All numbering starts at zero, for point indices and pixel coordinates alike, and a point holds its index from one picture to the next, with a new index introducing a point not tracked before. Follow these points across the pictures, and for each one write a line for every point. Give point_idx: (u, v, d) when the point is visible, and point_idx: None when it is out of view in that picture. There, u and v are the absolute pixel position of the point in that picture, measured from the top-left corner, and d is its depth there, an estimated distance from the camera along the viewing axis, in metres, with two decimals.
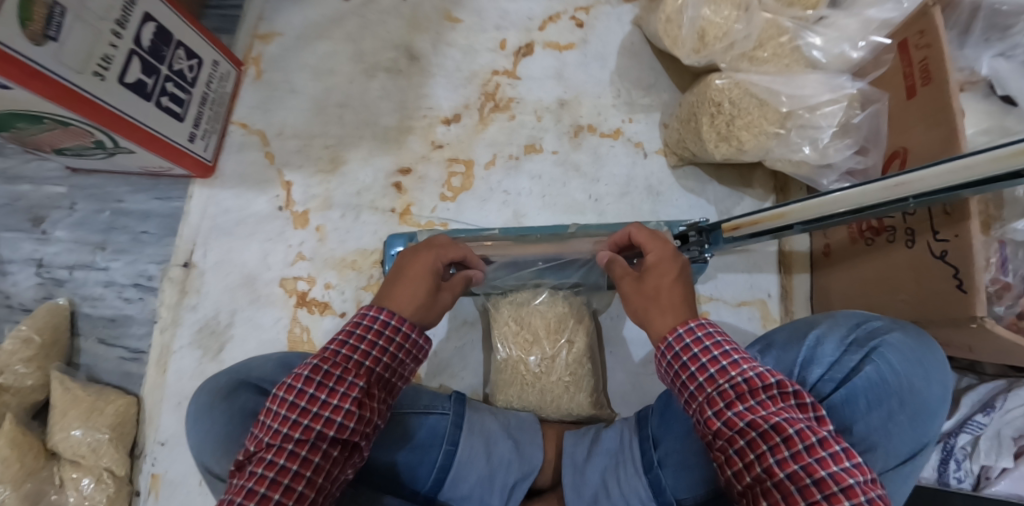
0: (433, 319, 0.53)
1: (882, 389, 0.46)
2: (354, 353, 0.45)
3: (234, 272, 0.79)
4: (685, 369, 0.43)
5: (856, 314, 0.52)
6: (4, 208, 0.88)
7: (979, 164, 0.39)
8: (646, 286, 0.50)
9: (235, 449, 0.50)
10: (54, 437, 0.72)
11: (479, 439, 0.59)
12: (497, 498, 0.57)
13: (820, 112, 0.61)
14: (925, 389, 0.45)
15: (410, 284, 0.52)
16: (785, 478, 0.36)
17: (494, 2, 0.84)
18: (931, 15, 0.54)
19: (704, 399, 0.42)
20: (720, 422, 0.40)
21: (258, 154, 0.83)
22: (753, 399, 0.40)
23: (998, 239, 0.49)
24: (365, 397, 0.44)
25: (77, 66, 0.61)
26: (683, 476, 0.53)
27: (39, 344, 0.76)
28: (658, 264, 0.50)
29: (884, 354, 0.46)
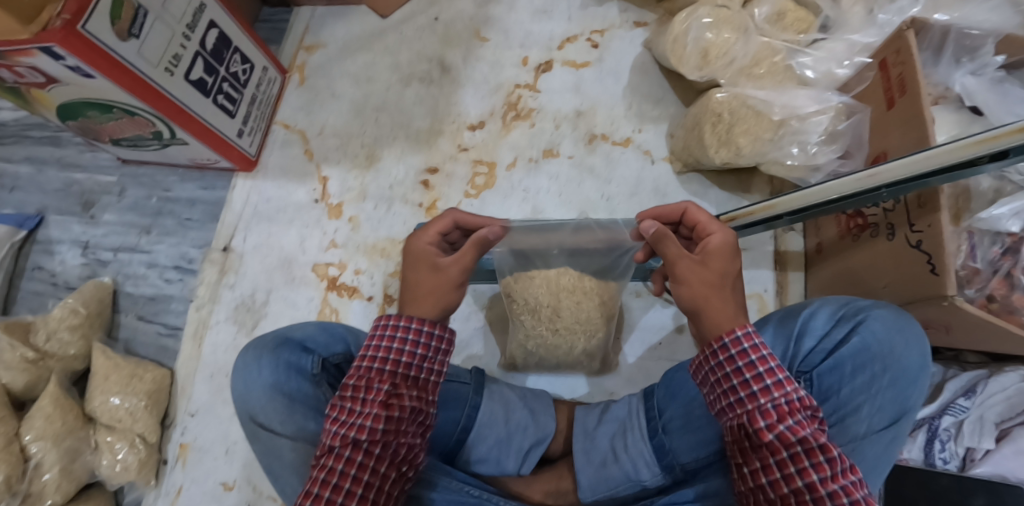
0: (451, 295, 0.54)
1: (866, 355, 0.51)
2: (385, 364, 0.48)
3: (272, 255, 0.86)
4: (737, 373, 0.43)
5: (843, 296, 0.57)
6: (60, 193, 0.96)
7: (939, 154, 0.44)
8: (711, 270, 0.48)
9: (279, 397, 0.57)
10: (94, 401, 0.76)
11: (499, 405, 0.65)
12: (514, 461, 0.62)
13: (809, 121, 0.69)
14: (905, 355, 0.50)
15: (413, 286, 0.54)
16: (824, 495, 0.39)
17: (520, 24, 0.94)
18: (906, 37, 0.62)
19: (754, 409, 0.42)
20: (772, 435, 0.41)
21: (298, 151, 0.91)
22: (799, 418, 0.42)
23: (967, 229, 0.55)
24: (392, 398, 0.46)
25: (152, 60, 0.69)
26: (686, 439, 0.57)
27: (85, 314, 0.81)
28: (724, 249, 0.49)
29: (868, 325, 0.52)
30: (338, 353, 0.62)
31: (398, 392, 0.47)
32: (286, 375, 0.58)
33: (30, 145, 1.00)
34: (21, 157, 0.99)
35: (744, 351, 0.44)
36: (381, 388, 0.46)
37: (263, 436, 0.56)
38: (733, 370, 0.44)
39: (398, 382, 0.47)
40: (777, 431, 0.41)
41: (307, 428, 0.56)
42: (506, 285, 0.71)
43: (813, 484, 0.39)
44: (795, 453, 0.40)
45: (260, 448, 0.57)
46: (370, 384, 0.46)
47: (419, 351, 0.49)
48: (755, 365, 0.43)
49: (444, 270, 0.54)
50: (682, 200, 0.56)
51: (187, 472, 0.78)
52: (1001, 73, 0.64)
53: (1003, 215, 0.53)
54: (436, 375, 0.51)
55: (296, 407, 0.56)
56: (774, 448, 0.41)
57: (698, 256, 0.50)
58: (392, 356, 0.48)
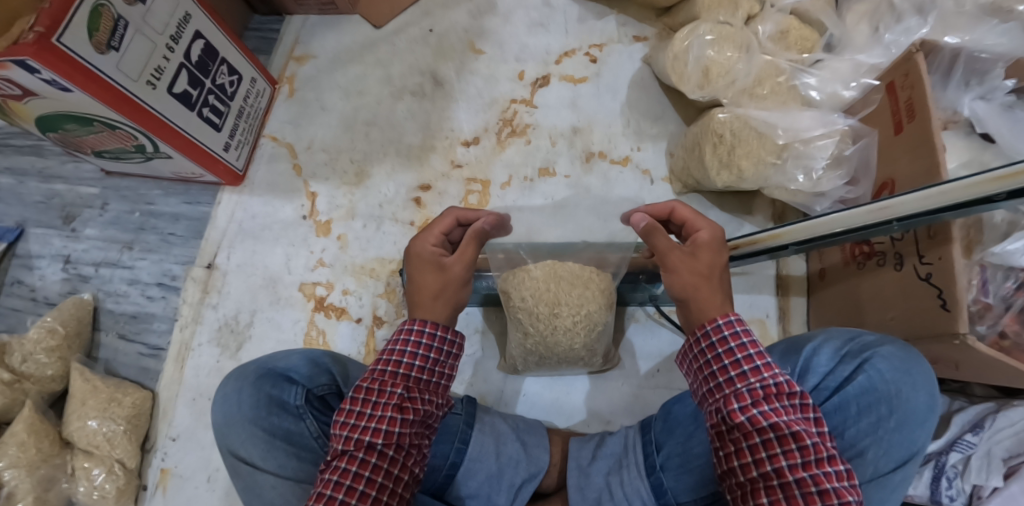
0: (460, 294, 0.54)
1: (872, 395, 0.49)
2: (398, 368, 0.48)
3: (257, 275, 0.83)
4: (717, 359, 0.44)
5: (848, 331, 0.55)
6: (41, 205, 0.94)
7: (953, 190, 0.42)
8: (700, 261, 0.49)
9: (258, 433, 0.55)
10: (70, 426, 0.74)
11: (490, 438, 0.63)
12: (505, 497, 0.61)
13: (814, 145, 0.66)
14: (913, 397, 0.48)
15: (419, 288, 0.54)
16: (792, 482, 0.39)
17: (516, 36, 0.91)
18: (915, 59, 0.59)
19: (731, 393, 0.43)
20: (743, 417, 0.41)
21: (287, 166, 0.88)
22: (777, 402, 0.41)
23: (978, 262, 0.53)
24: (406, 401, 0.47)
25: (133, 74, 0.66)
26: (683, 479, 0.56)
27: (63, 334, 0.79)
28: (711, 243, 0.50)
29: (874, 364, 0.50)
30: (322, 384, 0.60)
31: (412, 395, 0.47)
32: (268, 408, 0.56)
33: (10, 154, 0.98)
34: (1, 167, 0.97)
35: (724, 339, 0.45)
36: (394, 392, 0.46)
37: (245, 471, 0.54)
38: (713, 356, 0.45)
39: (411, 385, 0.48)
40: (749, 415, 0.41)
41: (288, 466, 0.54)
42: (506, 280, 0.67)
43: (780, 468, 0.40)
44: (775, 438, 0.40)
45: (241, 483, 0.55)
46: (383, 388, 0.47)
47: (431, 355, 0.50)
48: (735, 352, 0.43)
49: (450, 269, 0.54)
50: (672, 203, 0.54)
51: (167, 499, 0.75)
52: (1011, 98, 0.61)
53: (1016, 252, 0.50)
54: (446, 378, 0.52)
55: (278, 442, 0.55)
56: (746, 432, 0.41)
57: (687, 248, 0.50)
58: (403, 359, 0.49)
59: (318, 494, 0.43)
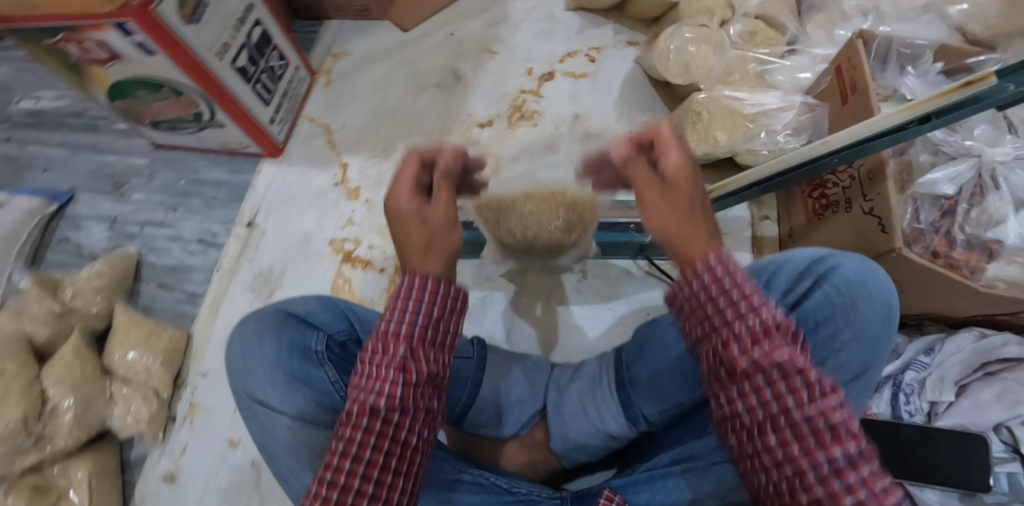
0: (448, 241, 0.46)
1: (829, 307, 0.52)
2: (401, 323, 0.40)
3: (291, 234, 0.92)
4: (710, 289, 0.34)
5: (817, 249, 0.57)
6: (93, 174, 1.04)
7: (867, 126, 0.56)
8: (679, 194, 0.41)
9: (279, 377, 0.59)
10: (112, 355, 0.80)
11: (498, 380, 0.68)
12: (510, 428, 0.68)
13: (776, 117, 0.79)
14: (866, 311, 0.51)
15: (406, 247, 0.46)
16: (815, 450, 0.29)
17: (525, 42, 1.06)
18: (856, 45, 0.73)
19: (729, 331, 0.32)
20: (745, 362, 0.31)
21: (322, 142, 0.99)
22: (773, 335, 0.31)
23: (910, 196, 0.64)
24: (410, 361, 0.39)
25: (206, 45, 0.79)
26: (648, 395, 0.60)
27: (110, 278, 0.87)
28: (683, 171, 0.42)
29: (830, 279, 0.53)
30: (342, 330, 0.64)
31: (416, 355, 0.39)
32: (289, 354, 0.60)
33: (66, 131, 1.09)
34: (57, 142, 1.08)
35: (711, 263, 0.35)
36: (396, 352, 0.39)
37: (263, 413, 0.58)
38: (702, 285, 0.34)
39: (416, 342, 0.40)
40: (748, 349, 0.31)
41: (306, 410, 0.57)
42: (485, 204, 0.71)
43: (772, 407, 0.30)
44: (763, 376, 0.31)
45: (257, 426, 0.59)
46: (386, 347, 0.39)
47: (435, 309, 0.41)
48: (726, 280, 0.33)
49: (431, 218, 0.47)
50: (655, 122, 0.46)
51: (194, 430, 0.81)
52: (941, 78, 0.74)
53: (939, 181, 0.62)
54: (454, 330, 0.43)
55: (296, 384, 0.58)
56: (747, 380, 0.31)
57: (660, 183, 0.42)
58: (405, 308, 0.41)
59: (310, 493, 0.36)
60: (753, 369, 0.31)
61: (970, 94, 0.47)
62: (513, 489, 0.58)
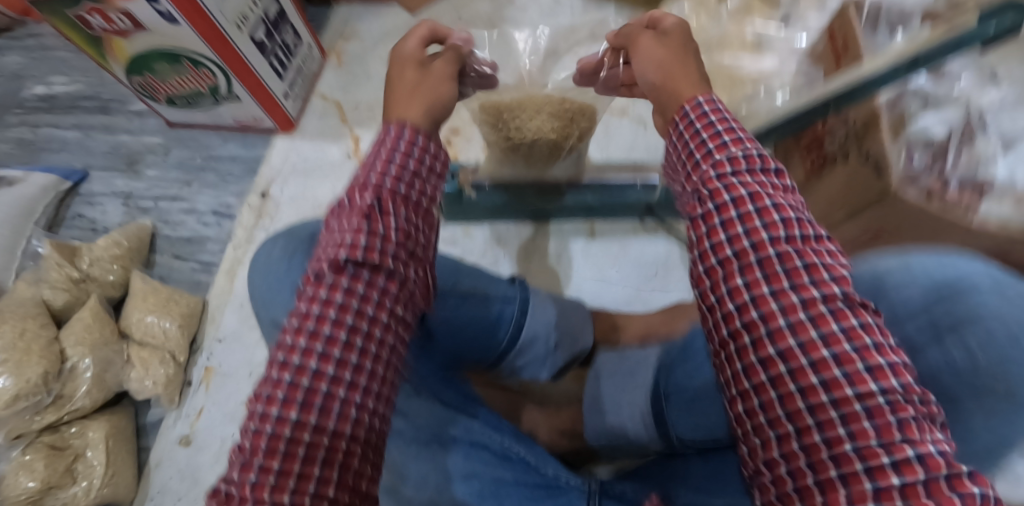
0: (442, 95, 0.49)
1: (954, 375, 0.39)
2: (376, 176, 0.41)
3: (307, 203, 0.94)
4: (695, 139, 0.41)
5: (962, 272, 0.40)
6: (108, 153, 1.05)
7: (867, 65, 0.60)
8: (669, 45, 0.46)
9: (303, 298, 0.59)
10: (130, 319, 0.81)
11: (542, 326, 0.62)
12: (547, 373, 0.66)
13: (773, 80, 0.83)
14: (1023, 389, 0.36)
15: (397, 88, 0.48)
16: (781, 274, 0.35)
17: (531, 20, 1.09)
18: (844, 15, 0.77)
19: (708, 166, 0.39)
20: (721, 186, 0.38)
21: (335, 118, 1.02)
22: (759, 176, 0.38)
23: (904, 142, 0.66)
24: (375, 211, 0.40)
25: (229, 16, 0.82)
26: (685, 407, 0.56)
27: (127, 247, 0.88)
28: (680, 30, 0.47)
29: (964, 340, 0.38)
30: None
31: (383, 208, 0.41)
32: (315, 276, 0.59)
33: (79, 114, 1.11)
34: (70, 124, 1.10)
35: (702, 114, 0.41)
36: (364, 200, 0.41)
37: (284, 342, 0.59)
38: (692, 133, 0.41)
39: (387, 197, 0.41)
40: (729, 189, 0.37)
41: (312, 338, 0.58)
42: (483, 108, 0.68)
43: (742, 245, 0.36)
44: (736, 213, 0.37)
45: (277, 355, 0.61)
46: (355, 196, 0.41)
47: (413, 162, 0.43)
48: (719, 133, 0.40)
49: (429, 70, 0.50)
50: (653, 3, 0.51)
51: (210, 393, 0.81)
52: None
53: (929, 125, 0.66)
54: (429, 200, 0.45)
55: None
56: (723, 209, 0.37)
57: (654, 36, 0.48)
58: (393, 156, 0.42)
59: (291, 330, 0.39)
60: (725, 207, 0.37)
61: (952, 35, 0.55)
62: (540, 470, 0.56)
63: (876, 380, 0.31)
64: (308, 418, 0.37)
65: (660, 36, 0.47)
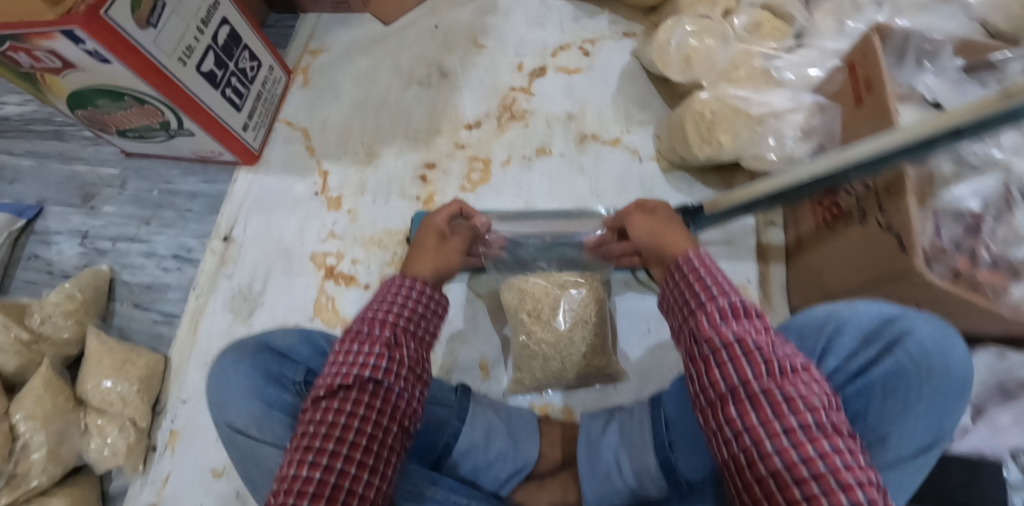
0: (449, 264, 0.65)
1: (901, 378, 0.54)
2: (387, 318, 0.53)
3: (272, 245, 0.87)
4: (699, 282, 0.50)
5: (883, 308, 0.58)
6: (63, 185, 0.98)
7: (898, 136, 0.48)
8: (659, 216, 0.63)
9: (253, 405, 0.61)
10: (85, 385, 0.76)
11: (480, 431, 0.67)
12: (491, 483, 0.64)
13: (785, 120, 0.72)
14: (943, 375, 0.52)
15: (420, 247, 0.64)
16: (766, 403, 0.41)
17: (515, 32, 0.98)
18: (872, 40, 0.66)
19: (701, 313, 0.48)
20: (712, 331, 0.46)
21: (300, 147, 0.93)
22: (742, 322, 0.46)
23: (933, 210, 0.58)
24: (393, 343, 0.51)
25: (167, 50, 0.72)
26: (693, 457, 0.58)
27: (81, 300, 0.82)
28: (665, 208, 0.65)
29: (903, 347, 0.55)
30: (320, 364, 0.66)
31: (399, 341, 0.52)
32: (265, 383, 0.62)
33: (32, 139, 1.03)
34: (23, 151, 1.02)
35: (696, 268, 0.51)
36: (383, 333, 0.51)
37: (242, 441, 0.61)
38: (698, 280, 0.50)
39: (399, 332, 0.53)
40: (719, 331, 0.45)
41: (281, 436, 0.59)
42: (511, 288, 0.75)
43: (732, 381, 0.43)
44: (727, 354, 0.44)
45: (239, 452, 0.62)
46: (372, 330, 0.51)
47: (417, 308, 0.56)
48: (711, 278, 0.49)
49: (448, 241, 0.67)
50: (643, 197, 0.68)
51: (177, 458, 0.78)
52: (961, 75, 0.68)
53: (964, 196, 0.58)
54: (431, 336, 0.57)
55: (273, 413, 0.60)
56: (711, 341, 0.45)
57: (645, 210, 0.65)
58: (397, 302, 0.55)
59: (299, 440, 0.46)
60: (717, 349, 0.44)
61: (1009, 106, 0.40)
62: None
63: (845, 493, 0.36)
64: (338, 496, 0.43)
65: (649, 215, 0.64)
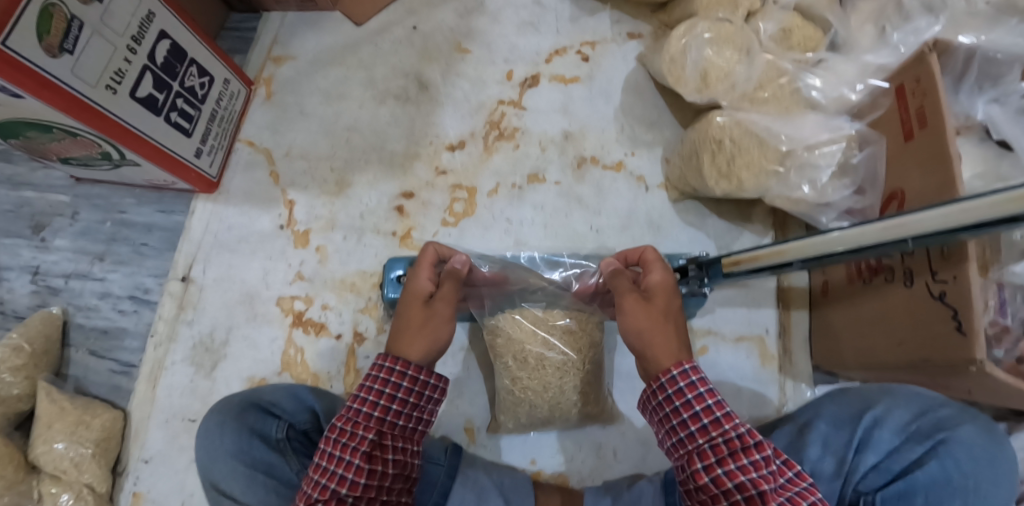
0: (439, 333, 0.54)
1: (946, 485, 0.47)
2: (373, 411, 0.48)
3: (233, 290, 0.79)
4: (676, 413, 0.46)
5: (925, 397, 0.52)
6: (9, 215, 0.88)
7: (971, 208, 0.34)
8: (655, 306, 0.51)
9: (237, 463, 0.56)
10: (36, 449, 0.70)
11: (472, 492, 0.61)
12: None
13: (819, 152, 0.62)
14: (990, 491, 0.46)
15: (403, 323, 0.54)
16: None
17: (504, 36, 0.86)
18: (928, 62, 0.54)
19: (694, 449, 0.44)
20: (709, 477, 0.43)
21: (263, 173, 0.84)
22: (740, 459, 0.42)
23: (997, 281, 0.50)
24: (375, 449, 0.47)
25: (92, 79, 0.61)
26: None
27: (30, 353, 0.75)
28: (663, 287, 0.53)
29: (951, 449, 0.48)
30: (305, 421, 0.61)
31: (382, 443, 0.48)
32: (249, 442, 0.57)
33: None
34: None
35: (680, 391, 0.46)
36: (365, 438, 0.47)
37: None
38: (683, 404, 0.46)
39: (383, 431, 0.49)
40: (715, 474, 0.43)
41: (269, 503, 0.54)
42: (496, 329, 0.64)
43: None
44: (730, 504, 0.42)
45: None
46: (355, 430, 0.47)
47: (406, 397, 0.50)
48: (703, 399, 0.45)
49: (435, 306, 0.55)
50: (645, 248, 0.57)
51: None
52: None
53: None
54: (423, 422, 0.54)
55: (257, 475, 0.55)
56: (712, 486, 0.43)
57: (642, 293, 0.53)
58: (385, 389, 0.49)
59: None
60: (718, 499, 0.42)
61: None
62: None
63: None
64: None
65: (646, 301, 0.52)
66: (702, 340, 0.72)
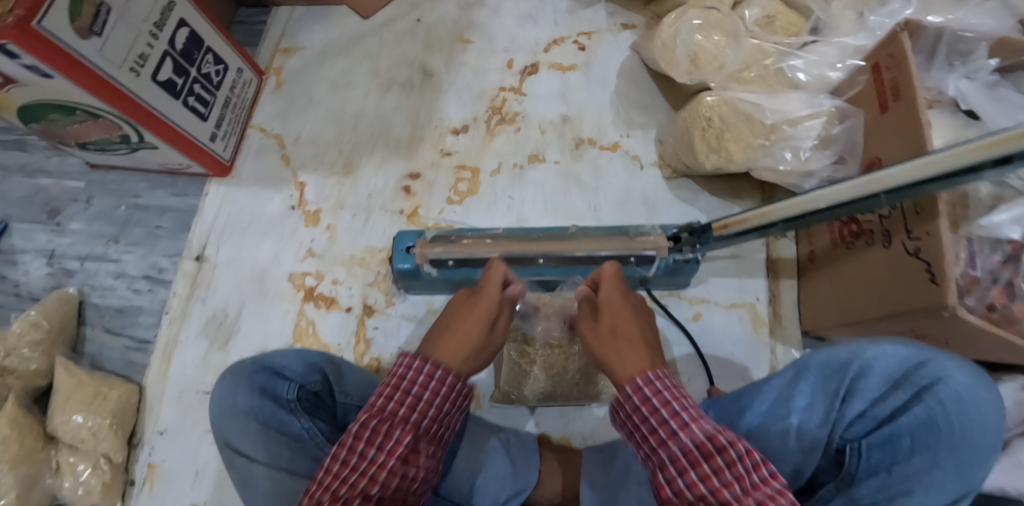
0: (482, 359, 0.52)
1: (930, 427, 0.48)
2: (405, 409, 0.44)
3: (245, 270, 0.82)
4: (644, 422, 0.43)
5: (913, 346, 0.51)
6: (24, 201, 0.91)
7: (940, 159, 0.38)
8: (604, 326, 0.50)
9: (250, 420, 0.58)
10: (54, 421, 0.72)
11: (478, 450, 0.63)
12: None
13: (802, 126, 0.66)
14: (978, 434, 0.46)
15: (455, 334, 0.50)
16: None
17: (504, 28, 0.91)
18: (899, 40, 0.59)
19: (661, 457, 0.41)
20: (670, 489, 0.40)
21: (274, 157, 0.87)
22: (702, 467, 0.38)
23: (966, 236, 0.54)
24: (409, 452, 0.44)
25: (117, 61, 0.64)
26: None
27: (48, 329, 0.77)
28: (613, 302, 0.51)
29: (935, 393, 0.48)
30: (316, 382, 0.63)
31: (416, 446, 0.44)
32: (263, 402, 0.59)
33: None
34: None
35: (646, 397, 0.43)
36: (401, 440, 0.43)
37: (240, 463, 0.56)
38: (649, 412, 0.42)
39: (417, 433, 0.45)
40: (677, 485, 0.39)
41: (281, 456, 0.56)
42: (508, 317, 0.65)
43: None
44: None
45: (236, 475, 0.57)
46: (392, 431, 0.43)
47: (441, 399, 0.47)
48: (668, 404, 0.42)
49: (493, 330, 0.52)
50: (602, 265, 0.54)
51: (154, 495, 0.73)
52: (993, 76, 0.62)
53: (1003, 223, 0.52)
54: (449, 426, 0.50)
55: (269, 429, 0.57)
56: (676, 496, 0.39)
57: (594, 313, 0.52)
58: (421, 389, 0.45)
59: None
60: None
61: None
62: None
63: None
64: None
65: (597, 320, 0.51)
66: (697, 307, 0.76)
